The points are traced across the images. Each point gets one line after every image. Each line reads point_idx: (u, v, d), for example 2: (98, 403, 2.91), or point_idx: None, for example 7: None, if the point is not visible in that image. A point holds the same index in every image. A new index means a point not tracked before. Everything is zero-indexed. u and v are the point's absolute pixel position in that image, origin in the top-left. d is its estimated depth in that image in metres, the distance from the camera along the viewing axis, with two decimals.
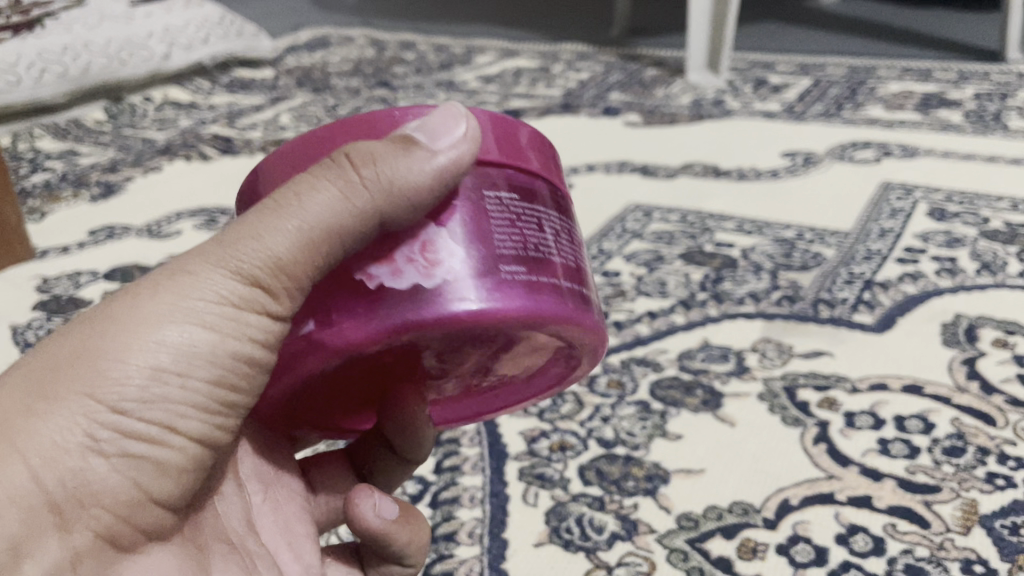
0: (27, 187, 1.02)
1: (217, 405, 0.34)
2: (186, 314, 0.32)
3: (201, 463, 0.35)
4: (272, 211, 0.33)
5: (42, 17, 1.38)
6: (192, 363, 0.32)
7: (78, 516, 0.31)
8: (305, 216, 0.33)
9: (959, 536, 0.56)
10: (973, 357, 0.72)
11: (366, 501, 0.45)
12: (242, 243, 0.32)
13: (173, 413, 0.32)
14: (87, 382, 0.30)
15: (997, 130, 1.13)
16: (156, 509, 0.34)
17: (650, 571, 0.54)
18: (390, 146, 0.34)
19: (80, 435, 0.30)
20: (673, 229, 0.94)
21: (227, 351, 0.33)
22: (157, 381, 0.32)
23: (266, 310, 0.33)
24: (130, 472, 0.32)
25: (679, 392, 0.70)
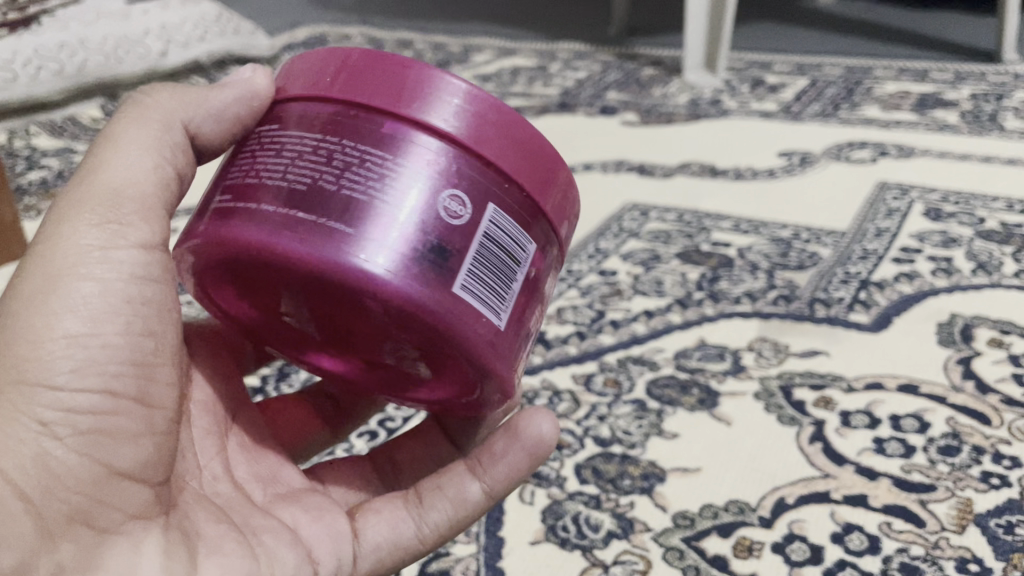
0: (23, 185, 1.02)
1: (142, 356, 0.39)
2: (73, 270, 0.38)
3: (152, 428, 0.40)
4: (95, 166, 0.40)
5: (39, 14, 1.37)
6: (100, 319, 0.38)
7: (48, 502, 0.36)
8: (118, 162, 0.41)
9: (954, 535, 0.56)
10: (968, 357, 0.72)
11: (544, 421, 0.47)
12: (89, 193, 0.40)
13: (102, 375, 0.38)
14: (15, 370, 0.36)
15: (993, 131, 1.14)
16: (125, 484, 0.38)
17: (646, 569, 0.54)
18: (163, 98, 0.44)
19: (26, 417, 0.35)
20: (670, 228, 0.95)
21: (124, 293, 0.39)
22: (74, 346, 0.37)
23: (136, 242, 0.40)
24: (84, 447, 0.37)
25: (676, 391, 0.70)
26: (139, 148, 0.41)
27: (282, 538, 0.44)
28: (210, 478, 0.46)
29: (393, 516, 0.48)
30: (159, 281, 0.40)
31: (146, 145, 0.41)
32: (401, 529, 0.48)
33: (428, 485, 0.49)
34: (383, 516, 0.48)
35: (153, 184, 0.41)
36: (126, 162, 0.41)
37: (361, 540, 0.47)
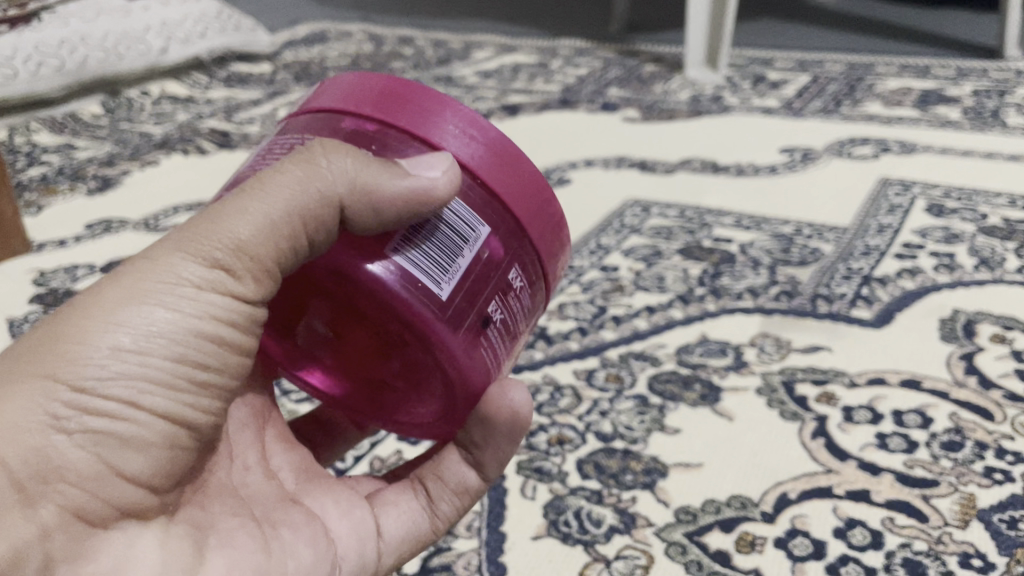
0: (24, 181, 1.02)
1: (186, 387, 0.35)
2: (148, 294, 0.34)
3: (179, 448, 0.36)
4: (225, 208, 0.35)
5: (39, 10, 1.37)
6: (160, 342, 0.34)
7: (45, 492, 0.32)
8: (248, 218, 0.35)
9: (957, 530, 0.56)
10: (971, 353, 0.72)
11: (511, 386, 0.43)
12: (204, 228, 0.35)
13: (137, 389, 0.33)
14: (50, 365, 0.32)
15: (995, 127, 1.13)
16: (132, 484, 0.34)
17: (648, 564, 0.54)
18: (335, 150, 0.38)
19: (43, 408, 0.32)
20: (672, 224, 0.94)
21: (195, 330, 0.35)
22: (125, 363, 0.33)
23: (230, 292, 0.35)
24: (93, 447, 0.33)
25: (678, 386, 0.70)
26: (277, 206, 0.36)
27: (309, 531, 0.42)
28: (240, 468, 0.44)
29: (409, 507, 0.47)
30: (234, 327, 0.36)
31: (290, 204, 0.36)
32: (417, 519, 0.47)
33: (430, 476, 0.47)
34: (400, 508, 0.46)
35: (274, 250, 0.36)
36: (255, 215, 0.35)
37: (383, 535, 0.45)
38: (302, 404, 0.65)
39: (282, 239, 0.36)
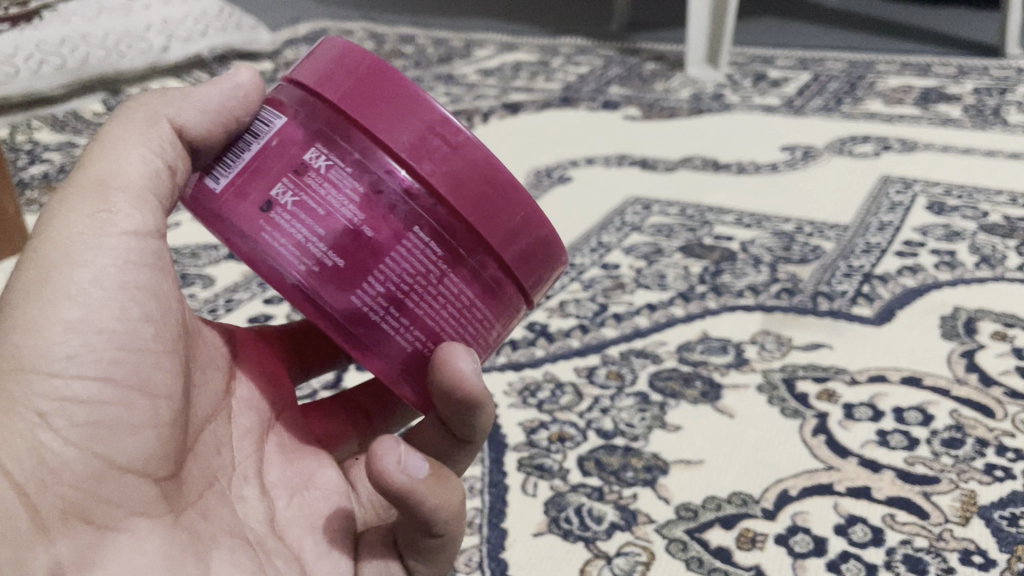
0: (26, 179, 1.02)
1: (137, 343, 0.37)
2: (69, 254, 0.36)
3: (157, 417, 0.37)
4: (88, 161, 0.39)
5: (41, 7, 1.37)
6: (97, 305, 0.36)
7: (45, 495, 0.34)
8: (108, 157, 0.39)
9: (957, 527, 0.56)
10: (972, 350, 0.72)
11: (381, 451, 0.37)
12: (80, 183, 0.38)
13: (102, 364, 0.36)
14: (16, 356, 0.34)
15: (996, 125, 1.13)
16: (129, 478, 0.36)
17: (649, 561, 0.54)
18: (143, 96, 0.42)
19: (20, 404, 0.34)
20: (673, 222, 0.94)
21: (118, 278, 0.37)
22: (70, 332, 0.35)
23: (127, 229, 0.38)
24: (81, 441, 0.35)
25: (678, 383, 0.70)
26: (125, 140, 0.39)
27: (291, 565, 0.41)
28: (239, 479, 0.43)
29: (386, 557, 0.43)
30: (153, 268, 0.39)
31: (136, 137, 0.39)
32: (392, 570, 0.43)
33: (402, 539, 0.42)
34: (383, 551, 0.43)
35: (146, 174, 0.39)
36: (114, 154, 0.39)
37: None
38: (303, 401, 0.65)
39: (148, 164, 0.39)
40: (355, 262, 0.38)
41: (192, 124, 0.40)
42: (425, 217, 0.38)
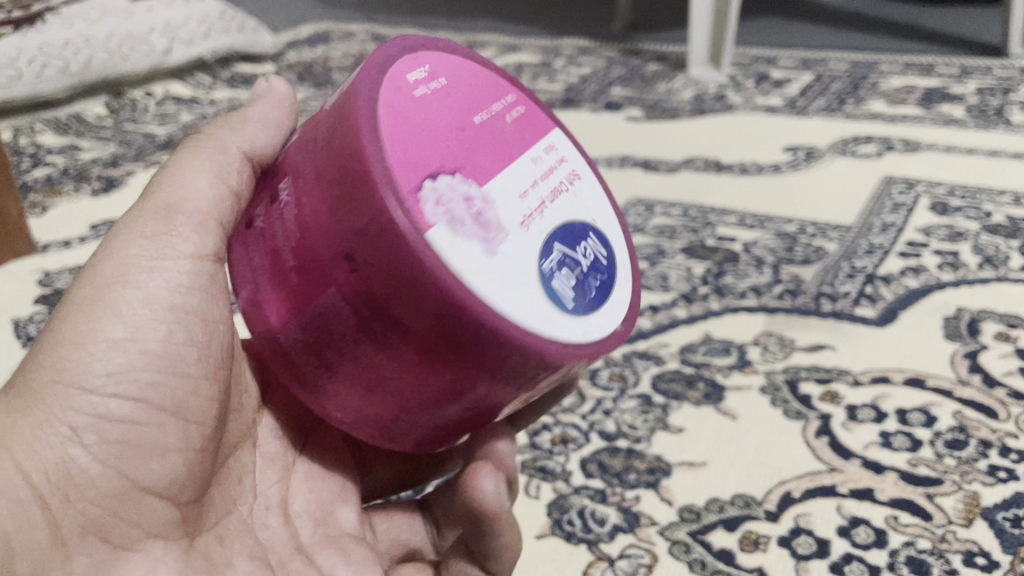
0: (30, 182, 1.02)
1: (178, 367, 0.40)
2: (122, 278, 0.39)
3: (185, 444, 0.40)
4: (159, 188, 0.42)
5: (43, 11, 1.37)
6: (142, 327, 0.39)
7: (66, 508, 0.36)
8: (179, 182, 0.42)
9: (961, 528, 0.56)
10: (975, 351, 0.72)
11: (479, 474, 0.42)
12: (150, 206, 0.42)
13: (139, 383, 0.38)
14: (57, 371, 0.37)
15: (999, 125, 1.13)
16: (150, 499, 0.38)
17: (652, 563, 0.54)
18: (210, 126, 0.45)
19: (57, 418, 0.37)
20: (675, 223, 0.94)
21: (164, 302, 0.40)
22: (114, 350, 0.38)
23: (186, 253, 0.41)
24: (110, 459, 0.37)
25: (681, 385, 0.70)
26: (193, 168, 0.42)
27: None
28: (262, 506, 0.46)
29: None
30: (203, 291, 0.41)
31: (201, 166, 0.42)
32: None
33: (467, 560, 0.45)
34: None
35: (211, 200, 0.42)
36: (184, 180, 0.42)
37: None
38: None
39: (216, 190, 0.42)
40: (288, 327, 0.39)
41: (258, 143, 0.44)
42: (349, 306, 0.36)
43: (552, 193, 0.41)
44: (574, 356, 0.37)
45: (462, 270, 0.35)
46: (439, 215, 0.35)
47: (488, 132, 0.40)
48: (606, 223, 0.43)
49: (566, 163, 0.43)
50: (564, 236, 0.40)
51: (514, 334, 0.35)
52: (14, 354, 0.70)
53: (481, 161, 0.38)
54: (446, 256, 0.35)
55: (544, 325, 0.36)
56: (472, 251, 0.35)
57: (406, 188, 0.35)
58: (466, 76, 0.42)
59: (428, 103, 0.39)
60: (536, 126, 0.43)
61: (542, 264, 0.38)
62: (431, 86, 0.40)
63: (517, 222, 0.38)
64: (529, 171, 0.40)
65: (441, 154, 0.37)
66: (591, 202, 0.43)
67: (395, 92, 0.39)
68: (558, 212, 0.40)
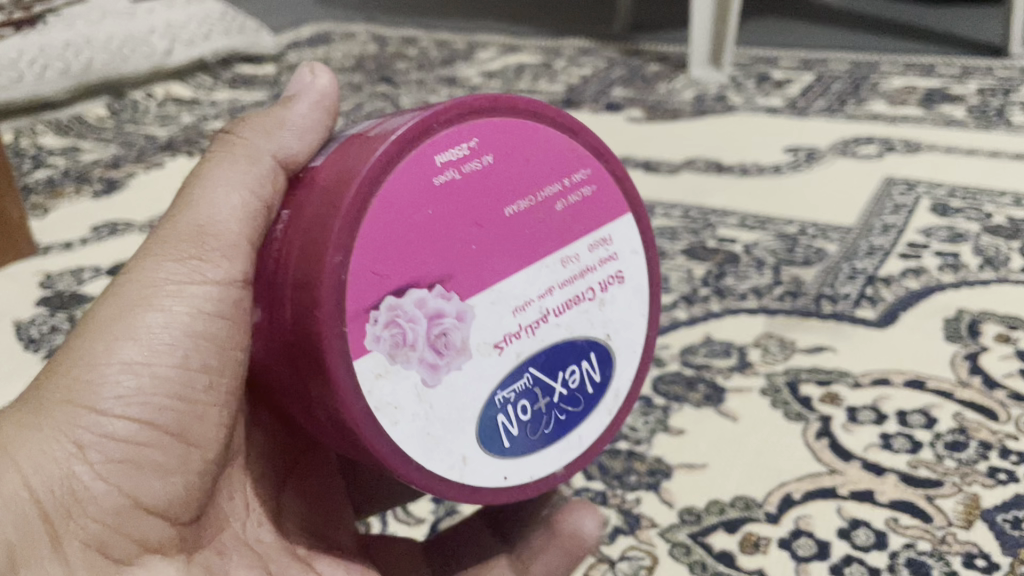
0: (31, 183, 1.02)
1: (187, 392, 0.41)
2: (146, 300, 0.41)
3: (187, 466, 0.41)
4: (192, 201, 0.43)
5: (44, 12, 1.37)
6: (157, 350, 0.40)
7: (69, 523, 0.37)
8: (210, 201, 0.43)
9: (961, 530, 0.56)
10: (975, 353, 0.72)
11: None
12: (182, 222, 0.42)
13: (147, 406, 0.39)
14: (68, 392, 0.38)
15: (1000, 126, 1.13)
16: (149, 517, 0.40)
17: (653, 564, 0.55)
18: (245, 130, 0.45)
19: (65, 436, 0.38)
20: (676, 225, 0.94)
21: (184, 328, 0.41)
22: (128, 372, 0.39)
23: (213, 278, 0.41)
24: (114, 478, 0.39)
25: (681, 386, 0.70)
26: (225, 183, 0.43)
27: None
28: (259, 522, 0.47)
29: None
30: (229, 318, 0.42)
31: (234, 183, 0.43)
32: None
33: None
34: None
35: (241, 221, 0.42)
36: (215, 199, 0.43)
37: None
38: None
39: (248, 209, 0.42)
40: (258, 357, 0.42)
41: (292, 149, 0.44)
42: (281, 375, 0.40)
43: (565, 304, 0.43)
44: (482, 494, 0.41)
45: (377, 405, 0.38)
46: (384, 341, 0.38)
47: (507, 234, 0.41)
48: (623, 341, 0.46)
49: (611, 264, 0.45)
50: (550, 359, 0.43)
51: (408, 465, 0.39)
52: (16, 356, 0.70)
53: (476, 279, 0.41)
54: (365, 390, 0.38)
55: (454, 462, 0.40)
56: (410, 379, 0.39)
57: (350, 315, 0.37)
58: (524, 150, 0.42)
59: (445, 201, 0.40)
60: (587, 214, 0.44)
61: (499, 392, 0.42)
62: (468, 168, 0.41)
63: (495, 342, 0.41)
64: (550, 276, 0.43)
65: (431, 266, 0.39)
66: (618, 312, 0.45)
67: (421, 176, 0.39)
68: (559, 328, 0.43)
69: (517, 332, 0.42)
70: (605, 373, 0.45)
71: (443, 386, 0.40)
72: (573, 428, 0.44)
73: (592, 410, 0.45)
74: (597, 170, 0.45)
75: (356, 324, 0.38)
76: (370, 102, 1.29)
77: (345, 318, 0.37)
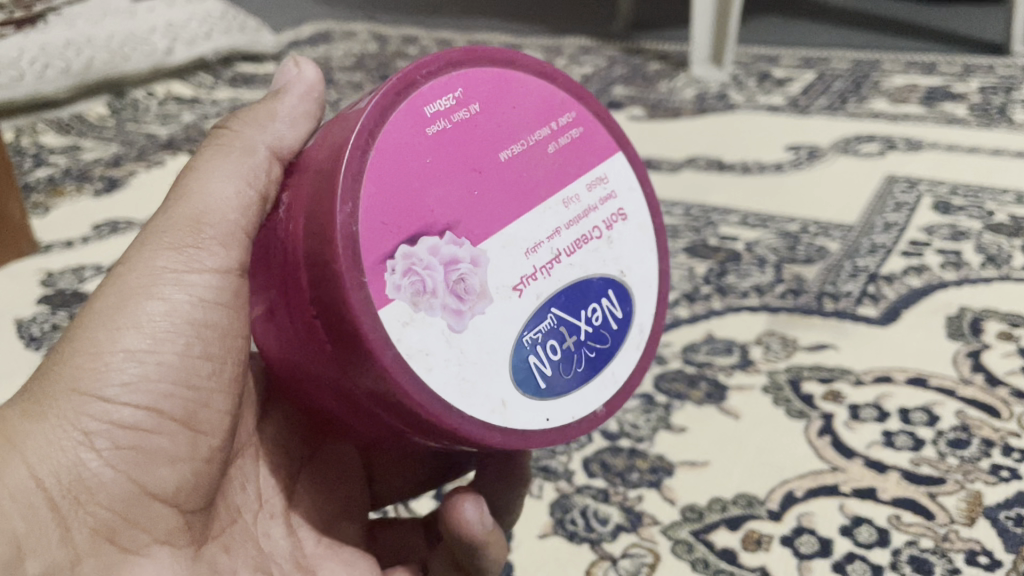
0: (32, 182, 1.02)
1: (193, 379, 0.41)
2: (146, 289, 0.40)
3: (193, 452, 0.41)
4: (187, 191, 0.42)
5: (45, 11, 1.36)
6: (161, 338, 0.40)
7: (77, 512, 0.37)
8: (205, 191, 0.41)
9: (963, 528, 0.56)
10: (977, 350, 0.72)
11: (462, 505, 0.45)
12: (177, 212, 0.41)
13: (154, 394, 0.39)
14: (74, 379, 0.38)
15: (1001, 124, 1.13)
16: (158, 505, 0.40)
17: (654, 562, 0.55)
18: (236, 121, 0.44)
19: (73, 425, 0.38)
20: (677, 223, 0.94)
21: (185, 317, 0.40)
22: (132, 359, 0.39)
23: (210, 267, 0.41)
24: (123, 466, 0.39)
25: (683, 384, 0.70)
26: (220, 173, 0.42)
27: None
28: (266, 518, 0.47)
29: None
30: (227, 306, 0.42)
31: (229, 173, 0.41)
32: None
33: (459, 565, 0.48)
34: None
35: (237, 212, 0.41)
36: (210, 189, 0.42)
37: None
38: None
39: (242, 202, 0.41)
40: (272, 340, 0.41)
41: (286, 139, 0.43)
42: (304, 356, 0.38)
43: (575, 244, 0.42)
44: (526, 437, 0.40)
45: (407, 353, 0.37)
46: (405, 287, 0.37)
47: (507, 175, 0.40)
48: (638, 276, 0.44)
49: (612, 202, 0.44)
50: (568, 298, 0.41)
51: (450, 411, 0.37)
52: (18, 354, 0.70)
53: (485, 222, 0.39)
54: (395, 338, 0.37)
55: (491, 407, 0.39)
56: (435, 327, 0.38)
57: (369, 265, 0.36)
58: (509, 95, 0.42)
59: (441, 144, 0.39)
60: (579, 155, 0.43)
61: (525, 335, 0.40)
62: (457, 116, 0.40)
63: (513, 284, 0.40)
64: (554, 217, 0.41)
65: (440, 213, 0.38)
66: (627, 249, 0.44)
67: (412, 124, 0.39)
68: (573, 268, 0.42)
69: (534, 273, 0.40)
70: (625, 310, 0.44)
71: (469, 330, 0.39)
72: (602, 367, 0.43)
73: (621, 346, 0.44)
74: (584, 112, 0.44)
75: (378, 272, 0.37)
76: None
77: (364, 267, 0.36)
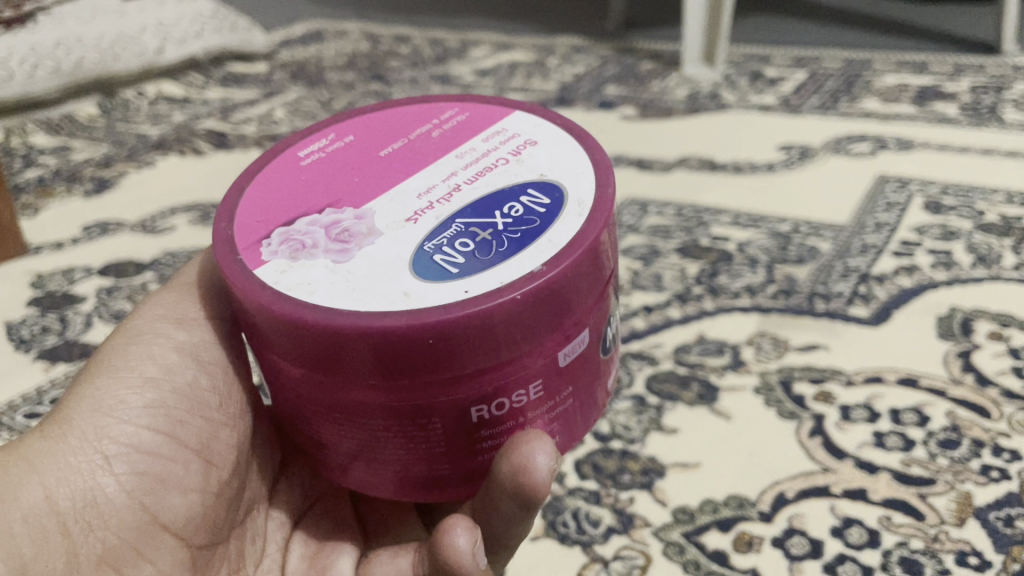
0: (22, 183, 1.01)
1: (204, 410, 0.47)
2: (157, 333, 0.48)
3: (205, 484, 0.46)
4: (186, 270, 0.52)
5: (34, 11, 1.35)
6: (172, 371, 0.47)
7: (87, 535, 0.42)
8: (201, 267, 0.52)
9: (954, 528, 0.57)
10: (968, 350, 0.72)
11: (454, 529, 0.43)
12: (180, 283, 0.51)
13: (170, 420, 0.45)
14: (101, 402, 0.44)
15: (992, 123, 1.13)
16: (164, 530, 0.44)
17: (646, 565, 0.55)
18: None
19: (93, 447, 0.43)
20: (669, 223, 0.94)
21: (190, 353, 0.48)
22: (150, 387, 0.45)
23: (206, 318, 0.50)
24: (135, 488, 0.44)
25: (675, 385, 0.70)
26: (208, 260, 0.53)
27: None
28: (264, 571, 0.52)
29: None
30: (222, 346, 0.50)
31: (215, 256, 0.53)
32: None
33: None
34: None
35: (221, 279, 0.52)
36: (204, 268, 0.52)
37: None
38: None
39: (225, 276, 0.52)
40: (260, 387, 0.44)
41: None
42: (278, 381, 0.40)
43: (477, 174, 0.42)
44: (443, 312, 0.35)
45: (288, 289, 0.38)
46: (280, 250, 0.39)
47: (389, 157, 0.44)
48: (565, 170, 0.42)
49: (519, 139, 0.45)
50: (474, 211, 0.40)
51: (342, 316, 0.36)
52: (7, 357, 0.70)
53: (369, 187, 0.42)
54: (273, 283, 0.38)
55: (393, 300, 0.36)
56: (317, 266, 0.38)
57: (242, 246, 0.40)
58: (380, 122, 0.47)
59: (314, 163, 0.44)
60: (470, 126, 0.46)
61: (427, 243, 0.39)
62: (330, 146, 0.46)
63: (406, 217, 0.40)
64: (449, 166, 0.43)
65: (317, 201, 0.42)
66: (545, 159, 0.43)
67: (284, 162, 0.45)
68: (479, 189, 0.41)
69: (430, 206, 0.41)
70: (553, 195, 0.41)
71: (356, 259, 0.39)
72: (533, 238, 0.39)
73: (556, 221, 0.39)
74: (473, 107, 0.48)
75: (252, 248, 0.40)
76: (362, 100, 1.28)
77: (236, 249, 0.40)
